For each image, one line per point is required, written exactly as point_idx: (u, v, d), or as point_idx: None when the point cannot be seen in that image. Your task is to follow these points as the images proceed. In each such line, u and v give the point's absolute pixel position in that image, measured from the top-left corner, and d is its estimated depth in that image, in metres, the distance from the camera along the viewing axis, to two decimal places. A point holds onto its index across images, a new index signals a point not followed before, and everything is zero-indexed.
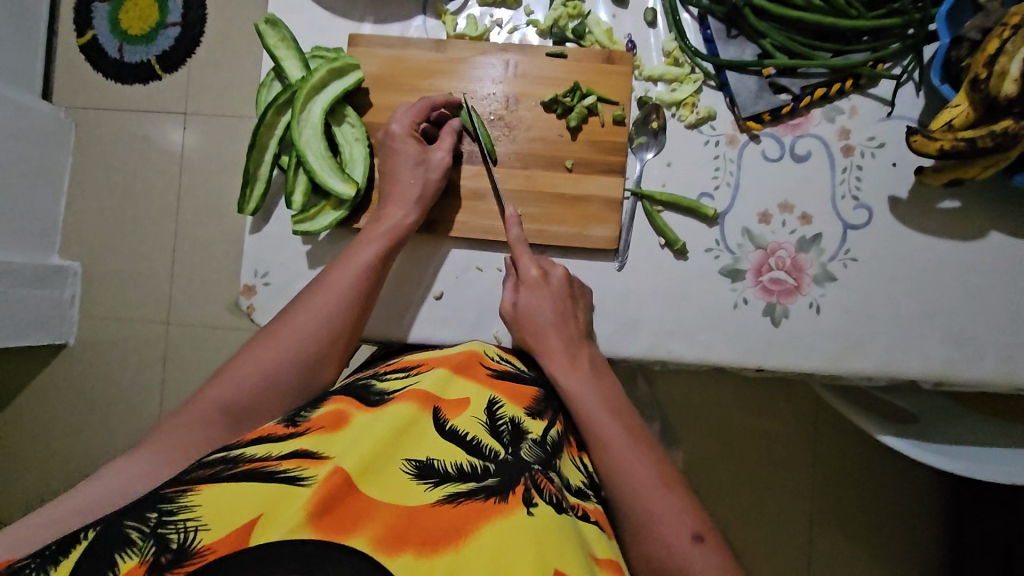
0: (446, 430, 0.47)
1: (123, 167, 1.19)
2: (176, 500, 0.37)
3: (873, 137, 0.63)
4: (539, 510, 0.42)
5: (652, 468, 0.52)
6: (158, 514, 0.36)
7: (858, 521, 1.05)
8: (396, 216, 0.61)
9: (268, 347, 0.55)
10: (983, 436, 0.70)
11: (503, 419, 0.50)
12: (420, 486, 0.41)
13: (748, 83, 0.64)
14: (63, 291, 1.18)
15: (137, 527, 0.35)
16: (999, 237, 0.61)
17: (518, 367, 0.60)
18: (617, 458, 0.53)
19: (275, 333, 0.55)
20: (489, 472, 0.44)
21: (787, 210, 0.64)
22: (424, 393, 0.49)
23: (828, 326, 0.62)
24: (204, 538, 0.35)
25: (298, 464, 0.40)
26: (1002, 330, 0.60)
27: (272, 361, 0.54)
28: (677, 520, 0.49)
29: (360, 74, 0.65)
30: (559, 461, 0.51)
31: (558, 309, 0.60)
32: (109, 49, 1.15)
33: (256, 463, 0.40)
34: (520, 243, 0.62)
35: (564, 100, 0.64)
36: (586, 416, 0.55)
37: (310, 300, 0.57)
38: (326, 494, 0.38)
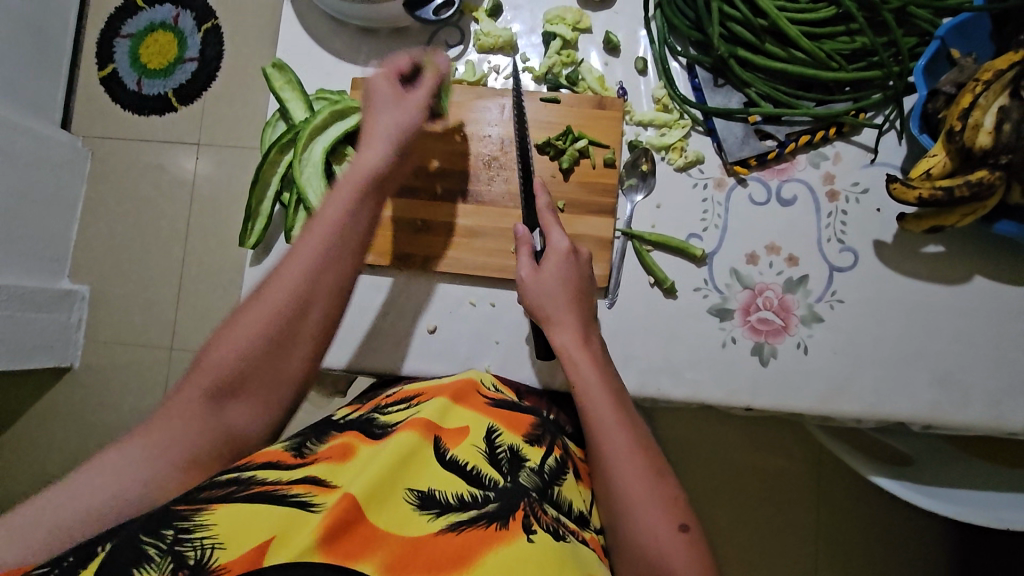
0: (446, 460, 0.47)
1: (135, 195, 1.22)
2: (190, 518, 0.36)
3: (857, 182, 0.65)
4: (540, 536, 0.42)
5: (640, 455, 0.51)
6: (174, 532, 0.36)
7: (861, 562, 1.03)
8: (375, 154, 0.57)
9: (238, 328, 0.51)
10: (977, 480, 0.69)
11: (502, 447, 0.51)
12: (424, 516, 0.41)
13: (734, 129, 0.66)
14: (70, 315, 1.20)
15: (154, 543, 0.35)
16: (983, 283, 0.62)
17: (513, 397, 0.61)
18: (609, 439, 0.52)
19: (245, 312, 0.51)
20: (489, 500, 0.44)
21: (774, 252, 0.65)
22: (424, 422, 0.49)
23: (816, 366, 0.63)
24: (221, 556, 0.34)
25: (308, 490, 0.40)
26: (988, 373, 0.61)
27: (242, 342, 0.50)
28: (659, 508, 0.49)
29: (360, 116, 0.68)
30: (558, 488, 0.51)
31: (572, 278, 0.60)
32: (128, 82, 1.20)
33: (267, 487, 0.40)
34: (548, 211, 0.62)
35: (557, 143, 0.67)
36: (586, 392, 0.55)
37: (280, 272, 0.52)
38: (337, 517, 0.37)
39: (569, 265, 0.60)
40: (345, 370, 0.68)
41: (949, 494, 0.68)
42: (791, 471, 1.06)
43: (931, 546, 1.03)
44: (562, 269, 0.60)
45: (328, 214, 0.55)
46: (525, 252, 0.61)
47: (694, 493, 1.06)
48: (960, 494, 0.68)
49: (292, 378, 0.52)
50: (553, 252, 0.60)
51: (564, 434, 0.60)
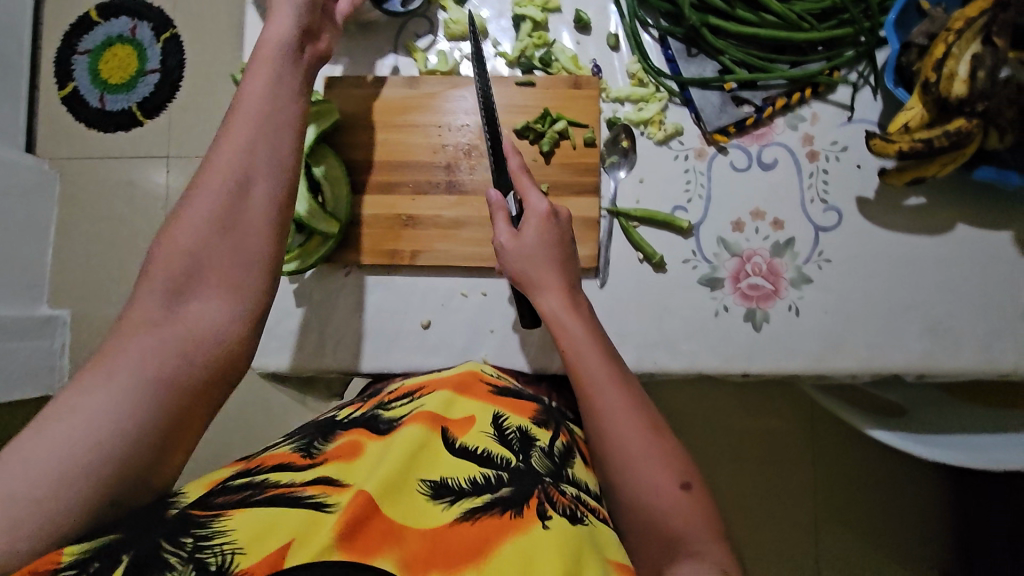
0: (456, 448, 0.47)
1: (110, 214, 1.20)
2: (209, 526, 0.35)
3: (835, 141, 0.66)
4: (556, 522, 0.41)
5: (638, 417, 0.53)
6: (193, 540, 0.34)
7: (864, 513, 1.06)
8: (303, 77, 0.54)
9: (177, 233, 0.46)
10: (968, 424, 0.71)
11: (511, 429, 0.51)
12: (438, 505, 0.41)
13: (711, 98, 0.67)
14: (53, 341, 1.17)
15: (174, 551, 0.33)
16: (965, 230, 0.63)
17: (516, 383, 0.61)
18: (607, 404, 0.53)
19: (182, 217, 0.47)
20: (503, 482, 0.44)
21: (759, 217, 0.66)
22: (429, 414, 0.49)
23: (809, 326, 0.63)
24: (244, 561, 0.33)
25: (322, 490, 0.39)
26: (976, 318, 0.62)
27: (183, 241, 0.45)
28: (660, 467, 0.51)
29: (335, 117, 0.67)
30: (571, 470, 0.51)
31: (551, 239, 0.59)
32: (90, 99, 1.17)
33: (282, 490, 0.39)
34: (522, 174, 0.62)
35: (535, 127, 0.66)
36: (583, 357, 0.55)
37: (209, 165, 0.48)
38: (353, 514, 0.37)
39: (545, 228, 0.59)
40: (342, 372, 0.67)
41: (945, 440, 0.69)
42: (790, 431, 1.07)
43: (931, 492, 1.06)
44: (536, 230, 0.59)
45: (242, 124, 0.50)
46: (501, 216, 0.61)
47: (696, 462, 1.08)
48: (956, 439, 0.70)
49: (253, 257, 0.47)
50: (529, 218, 0.59)
51: (566, 418, 0.60)
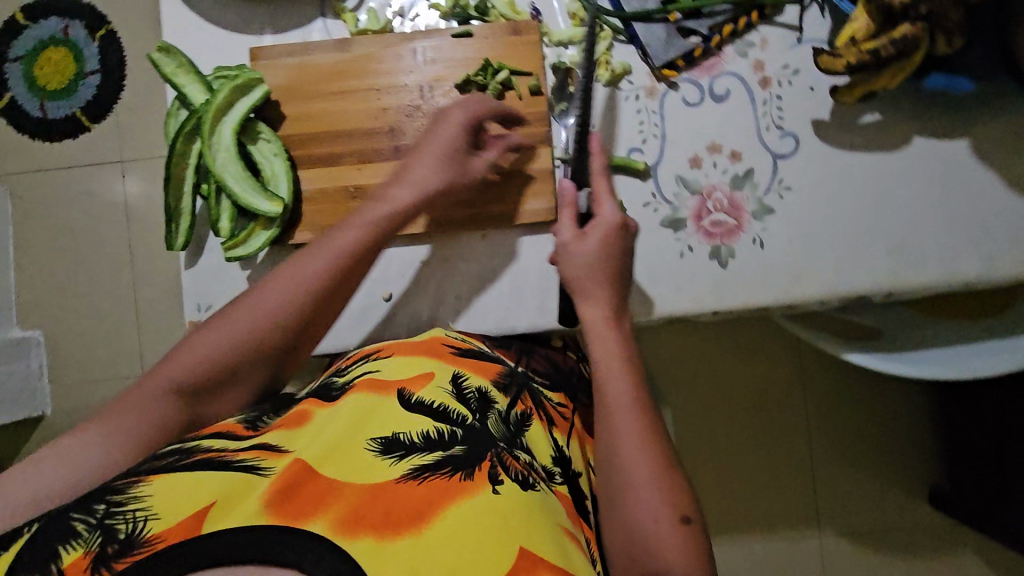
0: (411, 403, 0.48)
1: (64, 225, 1.15)
2: (125, 491, 0.37)
3: (787, 65, 0.63)
4: (506, 487, 0.42)
5: (648, 438, 0.48)
6: (105, 506, 0.36)
7: (854, 442, 1.07)
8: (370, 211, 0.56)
9: (209, 341, 0.50)
10: (939, 338, 0.71)
11: (470, 389, 0.52)
12: (386, 462, 0.42)
13: (656, 32, 0.64)
14: (30, 362, 1.14)
15: (83, 518, 0.36)
16: (923, 142, 0.61)
17: (482, 347, 0.60)
18: (616, 423, 0.49)
19: (219, 324, 0.50)
20: (456, 438, 0.45)
21: (716, 151, 0.64)
22: (385, 380, 0.50)
23: (774, 258, 0.62)
24: (155, 526, 0.35)
25: (257, 456, 0.42)
26: (940, 231, 0.61)
27: (208, 355, 0.49)
28: (656, 496, 0.45)
29: (264, 87, 0.64)
30: (526, 435, 0.51)
31: (615, 259, 0.55)
32: (30, 109, 1.11)
33: (210, 454, 0.41)
34: (601, 174, 0.58)
35: (477, 79, 0.64)
36: (602, 371, 0.52)
37: (265, 289, 0.52)
38: (285, 481, 0.39)
39: (609, 251, 0.55)
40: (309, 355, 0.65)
41: (921, 357, 0.70)
42: (778, 372, 1.08)
43: (915, 413, 1.07)
44: (598, 243, 0.55)
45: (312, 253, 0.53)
46: (565, 215, 0.58)
47: (686, 410, 1.08)
48: (932, 355, 0.70)
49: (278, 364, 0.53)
50: (597, 226, 0.56)
51: (533, 381, 0.59)
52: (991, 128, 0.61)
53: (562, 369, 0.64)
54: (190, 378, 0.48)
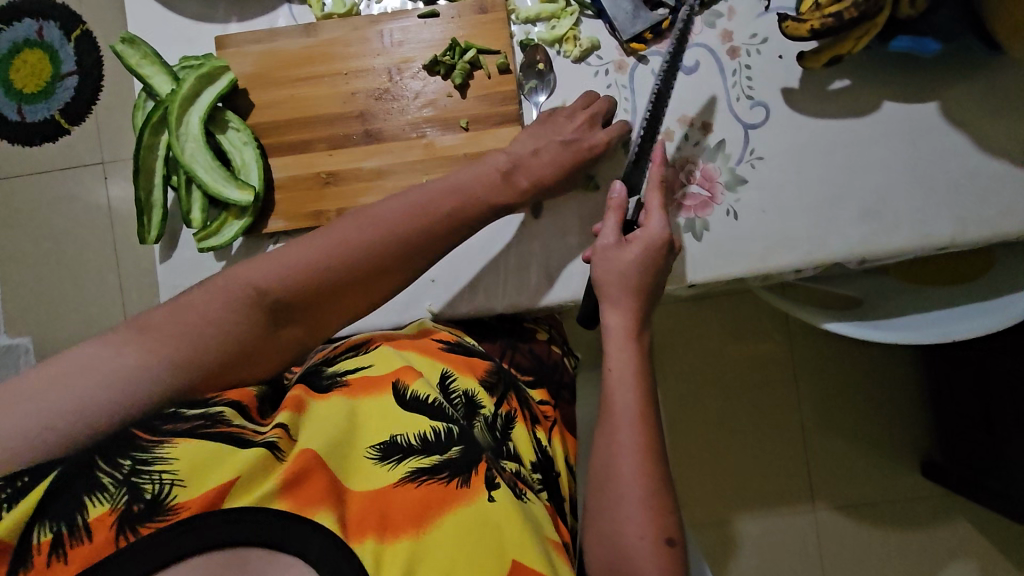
0: (407, 400, 0.48)
1: (46, 228, 1.14)
2: (151, 450, 0.37)
3: (755, 34, 0.63)
4: (502, 498, 0.44)
5: (648, 455, 0.48)
6: (131, 463, 0.36)
7: (847, 415, 1.08)
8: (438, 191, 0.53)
9: (301, 251, 0.47)
10: (919, 301, 0.72)
11: (457, 393, 0.52)
12: (384, 466, 0.43)
13: (622, 5, 0.63)
14: (14, 367, 1.15)
15: (110, 473, 0.35)
16: (892, 107, 0.62)
17: (468, 342, 0.60)
18: (618, 438, 0.49)
19: (309, 239, 0.48)
20: (454, 441, 0.46)
21: (687, 124, 0.64)
22: (379, 377, 0.50)
23: (748, 229, 0.62)
24: (182, 494, 0.35)
25: (279, 435, 0.42)
26: (914, 195, 0.61)
27: (297, 267, 0.46)
28: (643, 514, 0.46)
29: (231, 76, 0.64)
30: (514, 444, 0.51)
31: (652, 267, 0.55)
32: (8, 113, 1.09)
33: (234, 429, 0.41)
34: (656, 187, 0.58)
35: (445, 61, 0.63)
36: (614, 385, 0.51)
37: (370, 215, 0.50)
38: (299, 470, 0.39)
39: (650, 260, 0.55)
40: None
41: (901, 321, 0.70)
42: (770, 346, 1.08)
43: (901, 382, 1.08)
44: (638, 250, 0.55)
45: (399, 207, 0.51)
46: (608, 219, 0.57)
47: (677, 389, 1.09)
48: (914, 319, 0.70)
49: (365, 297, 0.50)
50: (639, 239, 0.55)
51: (517, 381, 0.59)
52: (959, 90, 0.61)
53: (546, 364, 0.63)
54: (274, 286, 0.46)
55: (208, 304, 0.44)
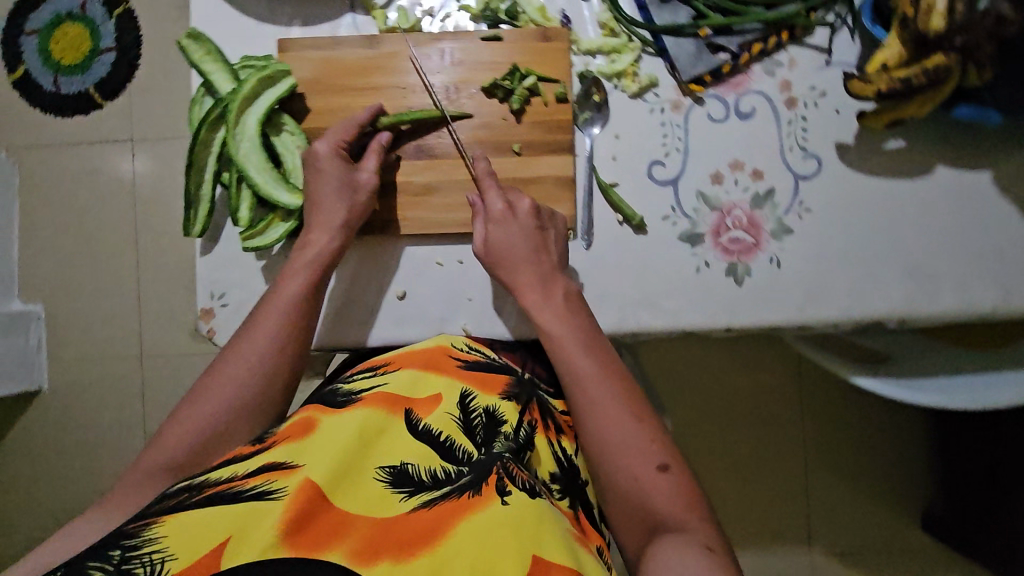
0: (419, 430, 0.46)
1: (76, 204, 1.14)
2: (139, 535, 0.34)
3: (814, 86, 0.64)
4: (516, 497, 0.41)
5: (624, 403, 0.52)
6: (120, 552, 0.33)
7: (851, 460, 1.07)
8: (319, 242, 0.59)
9: (201, 403, 0.50)
10: (950, 364, 0.71)
11: (477, 411, 0.51)
12: (395, 496, 0.40)
13: (686, 46, 0.64)
14: (28, 339, 1.14)
15: (98, 565, 0.32)
16: (947, 171, 0.62)
17: (488, 355, 0.60)
18: (596, 395, 0.52)
19: (206, 387, 0.52)
20: (463, 474, 0.43)
21: (738, 168, 0.64)
22: (390, 396, 0.49)
23: (791, 278, 0.62)
24: (175, 566, 0.32)
25: (267, 479, 0.38)
26: (961, 260, 0.61)
27: (202, 416, 0.50)
28: (643, 451, 0.49)
29: (292, 80, 0.64)
30: (529, 455, 0.50)
31: (533, 241, 0.59)
32: (43, 82, 1.10)
33: (222, 486, 0.38)
34: (487, 176, 0.61)
35: (505, 84, 0.63)
36: (559, 348, 0.55)
37: (245, 342, 0.54)
38: (299, 511, 0.36)
39: (568, 306, 0.57)
40: (318, 349, 0.65)
41: (929, 384, 0.70)
42: (773, 385, 1.08)
43: (907, 439, 1.08)
44: (531, 240, 0.59)
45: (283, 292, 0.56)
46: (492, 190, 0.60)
47: (684, 425, 1.08)
48: (940, 381, 0.70)
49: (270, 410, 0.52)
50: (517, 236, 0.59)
51: (540, 390, 0.59)
52: (1014, 161, 0.61)
53: None
54: (182, 451, 0.48)
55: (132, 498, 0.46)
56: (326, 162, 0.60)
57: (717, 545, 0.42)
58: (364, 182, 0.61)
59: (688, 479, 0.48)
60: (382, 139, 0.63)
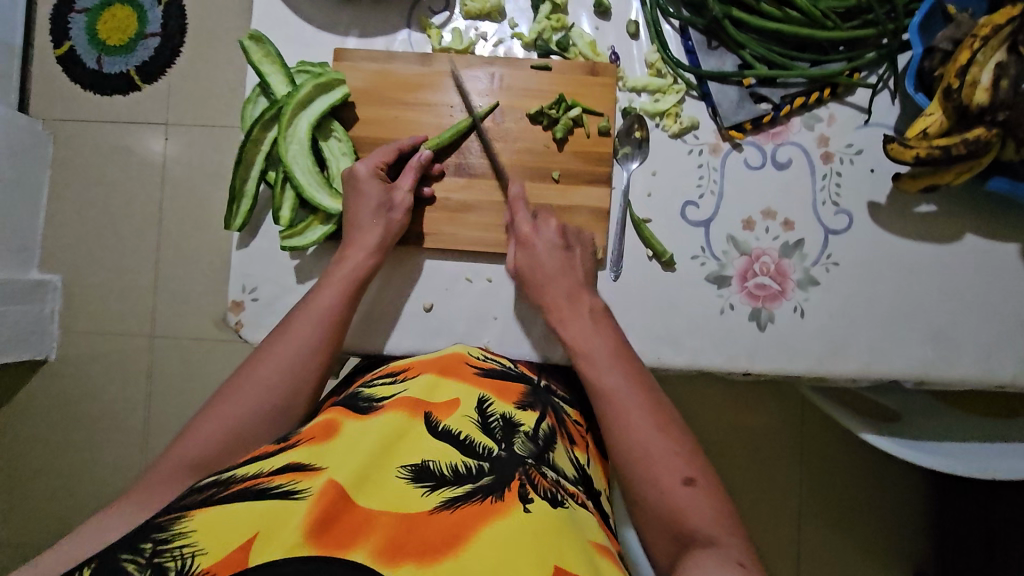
0: (438, 431, 0.47)
1: (101, 179, 1.13)
2: (169, 528, 0.35)
3: (851, 144, 0.65)
4: (537, 506, 0.41)
5: (650, 413, 0.53)
6: (152, 544, 0.34)
7: (853, 521, 1.04)
8: (356, 259, 0.61)
9: (232, 403, 0.52)
10: (961, 431, 0.72)
11: (494, 416, 0.51)
12: (418, 490, 0.41)
13: (729, 93, 0.66)
14: (43, 307, 1.12)
15: (132, 558, 0.33)
16: (975, 240, 0.63)
17: (503, 364, 0.61)
18: (622, 404, 0.54)
19: (237, 388, 0.53)
20: (484, 471, 0.44)
21: (770, 217, 0.65)
22: (411, 401, 0.49)
23: (813, 328, 0.63)
24: (204, 561, 0.33)
25: (291, 478, 0.39)
26: (982, 329, 0.62)
27: (225, 419, 0.51)
28: (669, 461, 0.50)
29: (346, 89, 0.66)
30: (552, 454, 0.50)
31: (559, 259, 0.61)
32: (86, 60, 1.10)
33: (249, 482, 0.39)
34: (519, 200, 0.63)
35: (550, 112, 0.65)
36: (589, 362, 0.57)
37: (274, 351, 0.55)
38: (324, 511, 0.37)
39: (595, 321, 0.60)
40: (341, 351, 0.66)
41: (933, 445, 0.71)
42: (776, 433, 1.05)
43: (914, 502, 1.04)
44: (557, 259, 0.61)
45: (316, 303, 0.58)
46: (522, 210, 0.63)
47: None
48: (945, 444, 0.71)
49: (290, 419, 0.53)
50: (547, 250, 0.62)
51: (554, 397, 0.60)
52: None
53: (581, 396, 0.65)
54: (203, 453, 0.49)
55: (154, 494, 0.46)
56: (366, 184, 0.62)
57: (746, 559, 0.44)
58: (398, 202, 0.62)
59: (714, 489, 0.49)
60: (422, 158, 0.64)
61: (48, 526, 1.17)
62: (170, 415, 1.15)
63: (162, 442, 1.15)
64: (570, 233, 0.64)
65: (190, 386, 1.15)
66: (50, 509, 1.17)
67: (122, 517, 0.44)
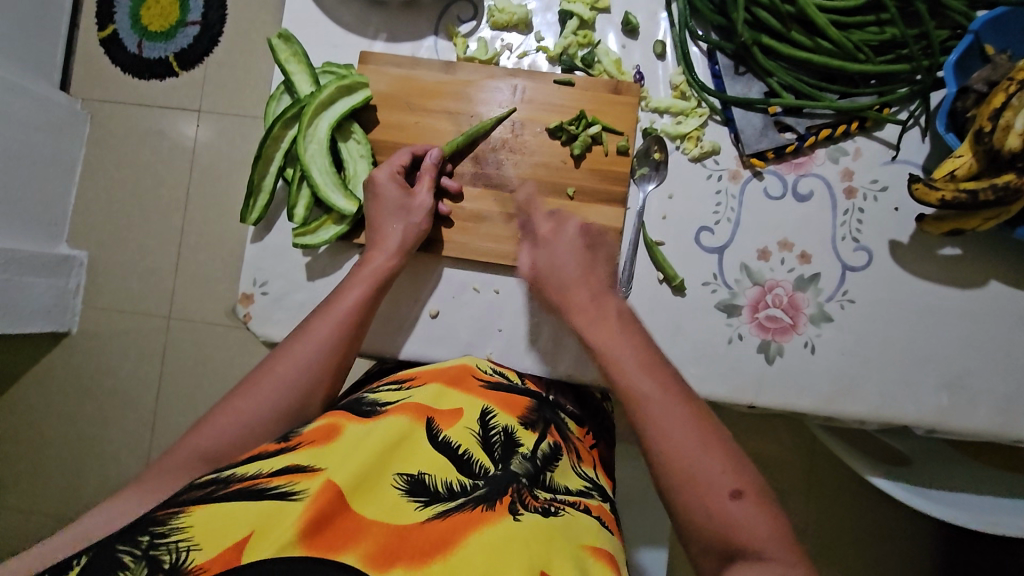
0: (438, 441, 0.46)
1: (132, 160, 1.15)
2: (167, 522, 0.35)
3: (876, 180, 0.64)
4: (528, 517, 0.41)
5: (691, 423, 0.48)
6: (149, 537, 0.34)
7: (857, 561, 1.01)
8: (377, 262, 0.61)
9: (249, 399, 0.52)
10: (973, 483, 0.70)
11: (496, 429, 0.50)
12: (412, 504, 0.40)
13: (754, 120, 0.64)
14: (68, 281, 1.15)
15: (129, 550, 0.34)
16: (998, 287, 0.61)
17: (511, 379, 0.61)
18: (661, 417, 0.48)
19: (254, 384, 0.53)
20: (478, 486, 0.43)
21: (786, 248, 0.64)
22: (417, 407, 0.49)
23: (823, 366, 0.62)
24: (198, 557, 0.33)
25: (289, 480, 0.39)
26: (1001, 380, 0.60)
27: (241, 419, 0.51)
28: (715, 472, 0.45)
29: (368, 92, 0.66)
30: (551, 473, 0.49)
31: (581, 258, 0.59)
32: (128, 44, 1.12)
33: (247, 482, 0.38)
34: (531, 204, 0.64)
35: (569, 128, 0.65)
36: (618, 372, 0.52)
37: (291, 351, 0.55)
38: (319, 510, 0.36)
39: (621, 325, 0.55)
40: None
41: (946, 498, 0.68)
42: (785, 462, 1.02)
43: (922, 547, 1.01)
44: (579, 260, 0.59)
45: (337, 303, 0.58)
46: (539, 211, 0.63)
47: None
48: (955, 497, 0.68)
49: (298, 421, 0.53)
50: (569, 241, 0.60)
51: (561, 413, 0.60)
52: None
53: (590, 407, 0.65)
54: (198, 442, 0.49)
55: (148, 482, 0.47)
56: (383, 187, 0.62)
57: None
58: (417, 205, 0.62)
59: (767, 505, 0.44)
60: (434, 157, 0.64)
61: (56, 494, 1.19)
62: (179, 396, 1.17)
63: (170, 421, 1.17)
64: (592, 229, 0.62)
65: (201, 370, 1.16)
66: (57, 477, 1.19)
67: (121, 501, 0.44)
